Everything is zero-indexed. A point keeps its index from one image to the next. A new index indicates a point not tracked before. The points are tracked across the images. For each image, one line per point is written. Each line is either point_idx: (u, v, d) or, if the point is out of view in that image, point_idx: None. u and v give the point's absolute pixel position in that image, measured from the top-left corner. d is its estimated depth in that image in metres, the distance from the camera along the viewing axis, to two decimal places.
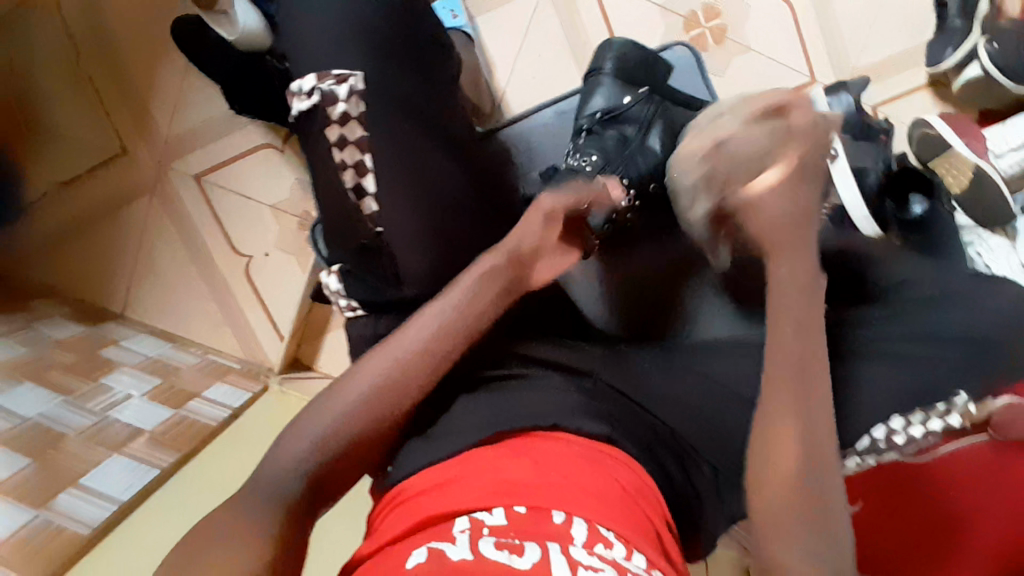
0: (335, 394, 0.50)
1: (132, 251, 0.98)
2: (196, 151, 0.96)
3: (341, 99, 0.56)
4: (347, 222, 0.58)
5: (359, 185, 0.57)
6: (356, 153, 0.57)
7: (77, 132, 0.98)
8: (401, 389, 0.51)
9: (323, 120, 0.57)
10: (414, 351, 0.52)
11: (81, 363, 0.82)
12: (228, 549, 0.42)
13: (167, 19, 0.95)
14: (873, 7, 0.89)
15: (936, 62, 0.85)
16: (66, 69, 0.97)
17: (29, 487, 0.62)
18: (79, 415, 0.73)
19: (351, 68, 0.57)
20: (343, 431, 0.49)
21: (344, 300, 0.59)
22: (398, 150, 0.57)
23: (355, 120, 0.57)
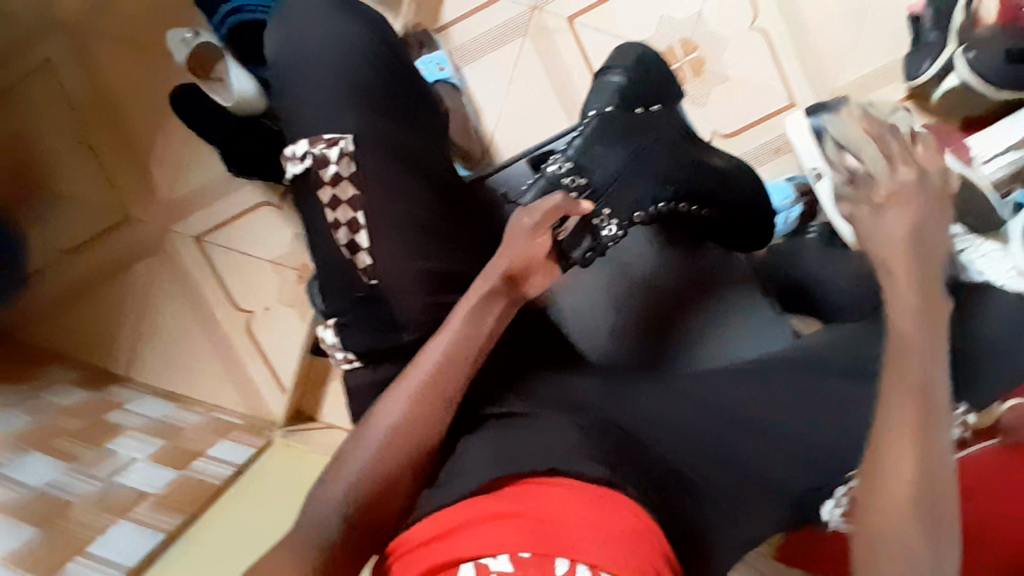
0: (357, 439, 0.54)
1: (135, 312, 0.99)
2: (194, 211, 0.98)
3: (332, 161, 0.57)
4: (340, 275, 0.58)
5: (353, 241, 0.58)
6: (349, 212, 0.58)
7: (79, 199, 1.00)
8: (417, 421, 0.54)
9: (315, 181, 0.57)
10: (422, 385, 0.54)
11: (87, 428, 0.82)
12: None
13: (162, 88, 0.97)
14: (848, 29, 0.90)
15: (914, 75, 0.85)
16: (66, 141, 1.00)
17: (38, 557, 0.62)
18: (85, 481, 0.73)
19: (341, 130, 0.58)
20: (367, 470, 0.52)
21: (340, 353, 0.59)
22: (387, 198, 0.58)
23: (347, 180, 0.57)
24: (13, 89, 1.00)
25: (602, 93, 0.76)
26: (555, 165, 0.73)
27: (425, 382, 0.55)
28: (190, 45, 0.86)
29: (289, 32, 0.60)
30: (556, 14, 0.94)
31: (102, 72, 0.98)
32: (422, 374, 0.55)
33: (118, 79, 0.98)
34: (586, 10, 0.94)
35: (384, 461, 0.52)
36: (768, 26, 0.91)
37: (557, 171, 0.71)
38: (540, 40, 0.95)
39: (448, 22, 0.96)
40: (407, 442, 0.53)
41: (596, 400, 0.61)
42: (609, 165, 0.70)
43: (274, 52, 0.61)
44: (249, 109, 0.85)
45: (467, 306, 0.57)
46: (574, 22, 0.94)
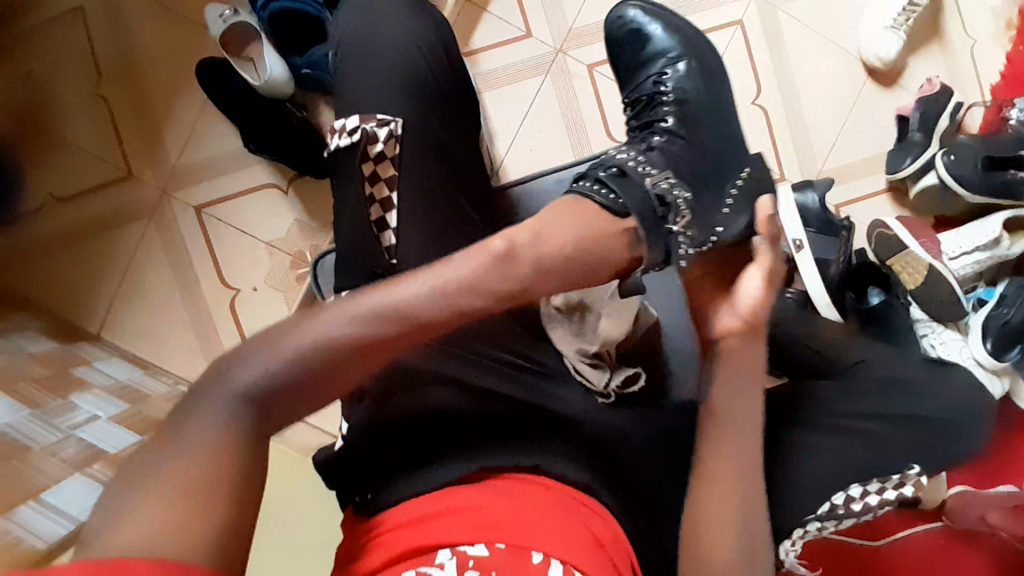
0: (289, 329, 0.45)
1: (121, 271, 0.94)
2: (204, 181, 0.93)
3: (379, 140, 0.59)
4: (365, 250, 0.58)
5: (382, 218, 0.59)
6: (386, 190, 0.59)
7: (89, 145, 0.94)
8: (332, 372, 0.44)
9: (360, 157, 0.59)
10: (376, 318, 0.46)
11: (51, 380, 0.79)
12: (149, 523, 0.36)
13: (183, 46, 0.93)
14: (839, 120, 1.02)
15: (896, 168, 0.96)
16: (83, 85, 0.94)
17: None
18: (43, 430, 0.71)
19: (392, 114, 0.60)
20: (279, 368, 0.43)
21: None
22: (422, 187, 0.59)
23: (389, 160, 0.59)
24: (15, 36, 0.95)
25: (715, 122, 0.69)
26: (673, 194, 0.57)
27: (361, 337, 0.45)
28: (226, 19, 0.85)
29: (363, 19, 0.63)
30: (579, 60, 1.00)
31: (119, 19, 0.94)
32: (357, 326, 0.45)
33: (138, 35, 0.94)
34: (608, 61, 1.00)
35: (289, 385, 0.44)
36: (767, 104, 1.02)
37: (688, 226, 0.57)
38: (561, 80, 1.00)
39: (478, 48, 1.01)
40: (321, 372, 0.44)
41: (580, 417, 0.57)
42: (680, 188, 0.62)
43: (342, 34, 0.63)
44: (274, 92, 0.84)
45: (445, 285, 0.47)
46: (593, 69, 1.00)
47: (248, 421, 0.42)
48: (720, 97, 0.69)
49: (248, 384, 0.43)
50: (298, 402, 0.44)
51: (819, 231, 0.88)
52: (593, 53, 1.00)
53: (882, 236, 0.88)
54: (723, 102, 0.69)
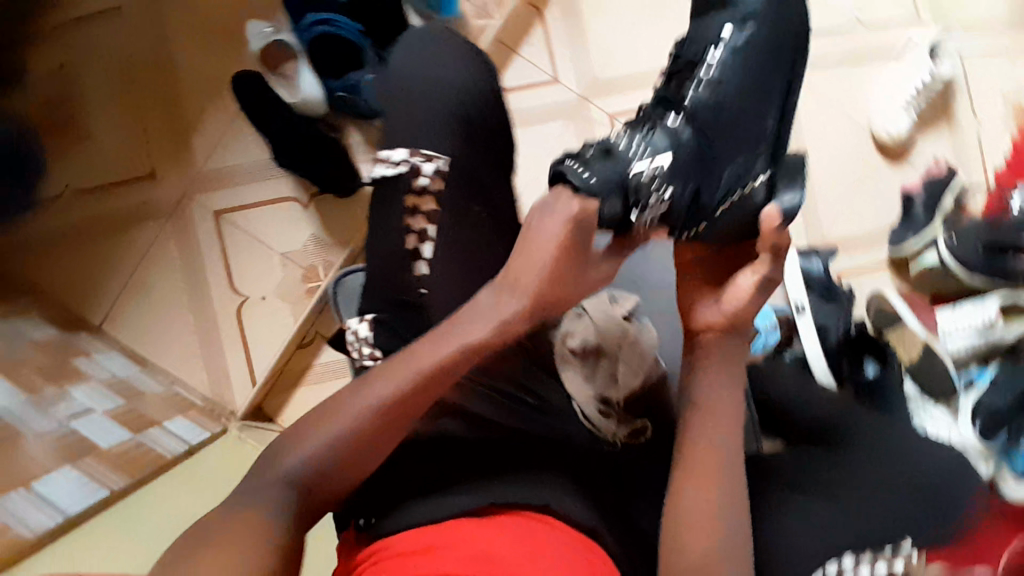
0: (319, 419, 0.47)
1: (130, 269, 0.94)
2: (226, 187, 0.94)
3: (426, 174, 0.60)
4: (397, 275, 0.59)
5: (417, 248, 0.60)
6: (421, 222, 0.60)
7: (115, 141, 0.95)
8: (365, 447, 0.47)
9: (405, 188, 0.60)
10: (400, 387, 0.47)
11: (51, 368, 0.79)
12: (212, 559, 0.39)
13: (219, 54, 0.95)
14: (848, 192, 1.05)
15: (898, 243, 1.01)
16: (119, 83, 0.96)
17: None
18: (39, 418, 0.70)
19: (439, 150, 0.61)
20: (314, 454, 0.46)
21: (367, 350, 0.58)
22: (459, 222, 0.61)
23: (431, 194, 0.60)
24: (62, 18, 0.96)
25: (772, 113, 0.62)
26: (652, 168, 0.55)
27: (385, 406, 0.47)
28: (268, 36, 0.90)
29: (414, 50, 0.64)
30: (602, 108, 1.03)
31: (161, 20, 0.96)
32: (380, 397, 0.47)
33: (176, 38, 0.96)
34: (630, 112, 1.03)
35: (331, 461, 0.46)
36: None
37: (660, 200, 0.54)
38: (583, 126, 1.03)
39: (509, 88, 1.03)
40: (357, 446, 0.46)
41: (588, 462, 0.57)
42: (693, 158, 0.58)
43: (392, 67, 0.65)
44: (308, 110, 0.90)
45: (463, 335, 0.49)
46: (614, 119, 1.03)
47: (300, 492, 0.45)
48: (771, 77, 0.63)
49: (291, 473, 0.45)
50: (347, 469, 0.47)
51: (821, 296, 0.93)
52: (617, 103, 1.03)
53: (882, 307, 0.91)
54: (772, 85, 0.63)
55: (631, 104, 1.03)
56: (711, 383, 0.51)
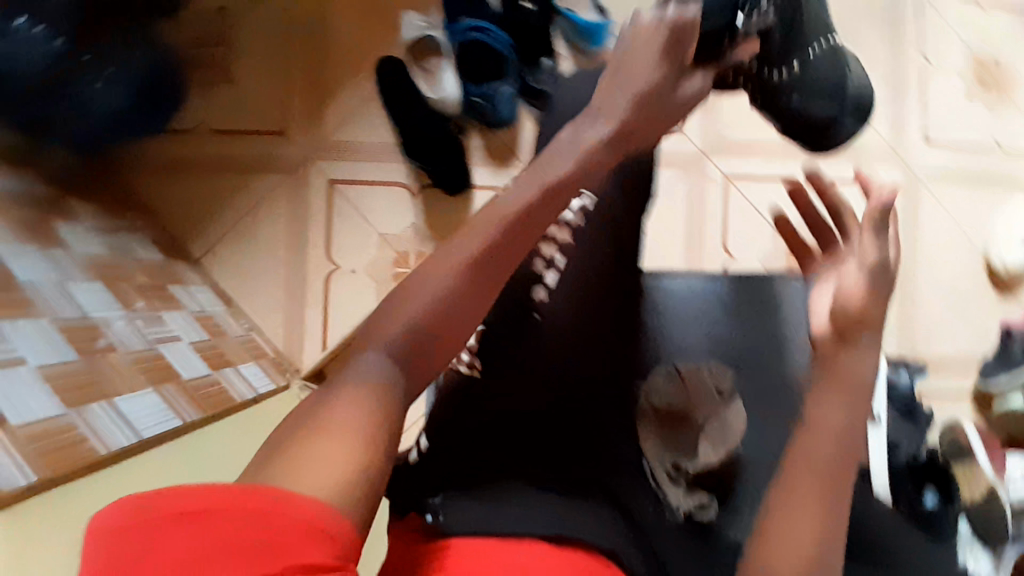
0: (410, 287, 0.48)
1: (240, 213, 0.98)
2: (347, 160, 0.97)
3: (572, 210, 0.64)
4: (517, 296, 0.64)
5: (541, 273, 0.64)
6: (552, 248, 0.64)
7: (256, 92, 0.99)
8: (469, 297, 0.48)
9: (549, 215, 0.65)
10: (493, 231, 0.49)
11: (151, 290, 0.82)
12: (309, 464, 0.35)
13: (370, 34, 0.99)
14: (947, 312, 1.06)
15: (987, 377, 1.01)
16: (272, 36, 0.99)
17: (74, 374, 0.62)
18: (133, 336, 0.73)
19: (590, 191, 0.65)
20: (410, 321, 0.46)
21: (467, 356, 0.62)
22: (587, 261, 0.65)
23: (568, 227, 0.65)
24: None
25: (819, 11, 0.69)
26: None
27: (478, 252, 0.48)
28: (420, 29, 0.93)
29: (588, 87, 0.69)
30: (719, 168, 1.03)
31: None
32: (473, 245, 0.49)
33: (335, 10, 0.99)
34: (747, 177, 1.02)
35: (429, 319, 0.47)
36: None
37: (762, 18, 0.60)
38: (696, 182, 1.03)
39: None
40: (455, 297, 0.48)
41: (648, 522, 0.57)
42: None
43: (565, 100, 0.71)
44: (443, 108, 0.93)
45: (549, 174, 0.52)
46: (729, 181, 1.03)
47: (407, 352, 0.46)
48: None
49: (384, 348, 0.45)
50: (449, 324, 0.47)
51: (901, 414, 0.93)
52: (735, 167, 1.03)
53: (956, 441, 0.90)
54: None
55: (750, 171, 1.02)
56: (823, 404, 0.48)
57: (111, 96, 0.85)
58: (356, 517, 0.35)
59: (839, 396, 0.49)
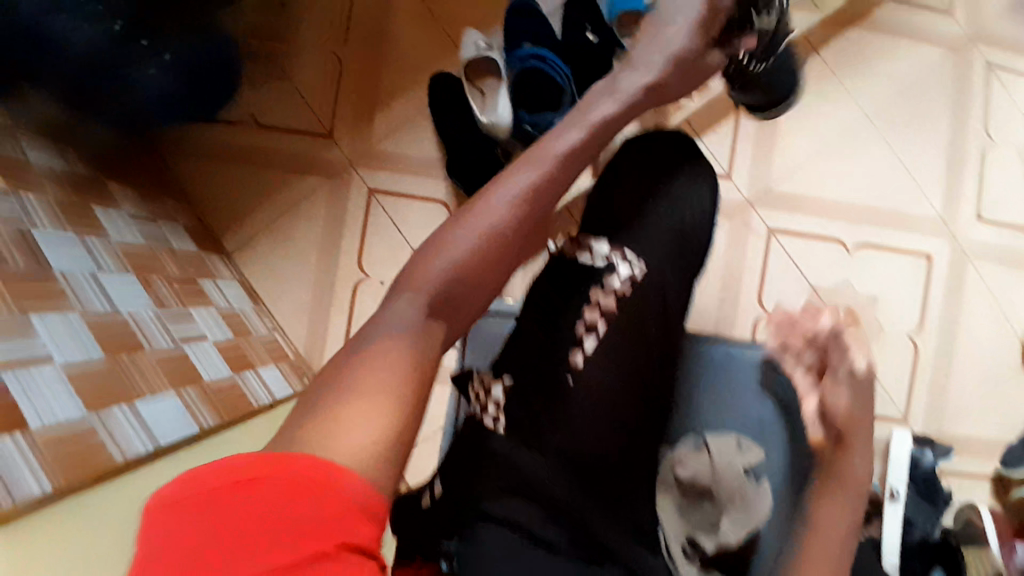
0: (435, 251, 0.54)
1: (276, 211, 0.97)
2: (390, 171, 0.97)
3: (621, 276, 0.60)
4: (553, 359, 0.59)
5: (581, 337, 0.59)
6: (595, 314, 0.60)
7: (308, 92, 0.98)
8: (490, 254, 0.54)
9: (595, 278, 0.61)
10: (513, 201, 0.56)
11: (183, 285, 0.81)
12: (356, 428, 0.40)
13: (427, 48, 0.98)
14: (978, 394, 1.04)
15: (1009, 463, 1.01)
16: (330, 37, 0.98)
17: (97, 380, 0.59)
18: (161, 334, 0.72)
19: (641, 258, 0.62)
20: (439, 277, 0.52)
21: (493, 412, 0.56)
22: (634, 332, 0.60)
23: (615, 292, 0.60)
24: None
25: None
26: None
27: (501, 219, 0.55)
28: (479, 49, 0.93)
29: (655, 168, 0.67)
30: (764, 220, 1.00)
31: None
32: (494, 213, 0.55)
33: (396, 17, 0.98)
34: (791, 233, 1.00)
35: (455, 276, 0.53)
36: (920, 342, 1.02)
37: None
38: (739, 230, 1.00)
39: None
40: (483, 256, 0.54)
41: None
42: None
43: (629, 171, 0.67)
44: (494, 134, 0.90)
45: (551, 155, 0.60)
46: (774, 235, 1.00)
47: (436, 309, 0.51)
48: None
49: (415, 305, 0.50)
50: (471, 279, 0.53)
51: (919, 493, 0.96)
52: (781, 220, 1.00)
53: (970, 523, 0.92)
54: None
55: (794, 227, 1.00)
56: (828, 514, 0.56)
57: (151, 85, 0.82)
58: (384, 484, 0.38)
59: (830, 502, 0.57)
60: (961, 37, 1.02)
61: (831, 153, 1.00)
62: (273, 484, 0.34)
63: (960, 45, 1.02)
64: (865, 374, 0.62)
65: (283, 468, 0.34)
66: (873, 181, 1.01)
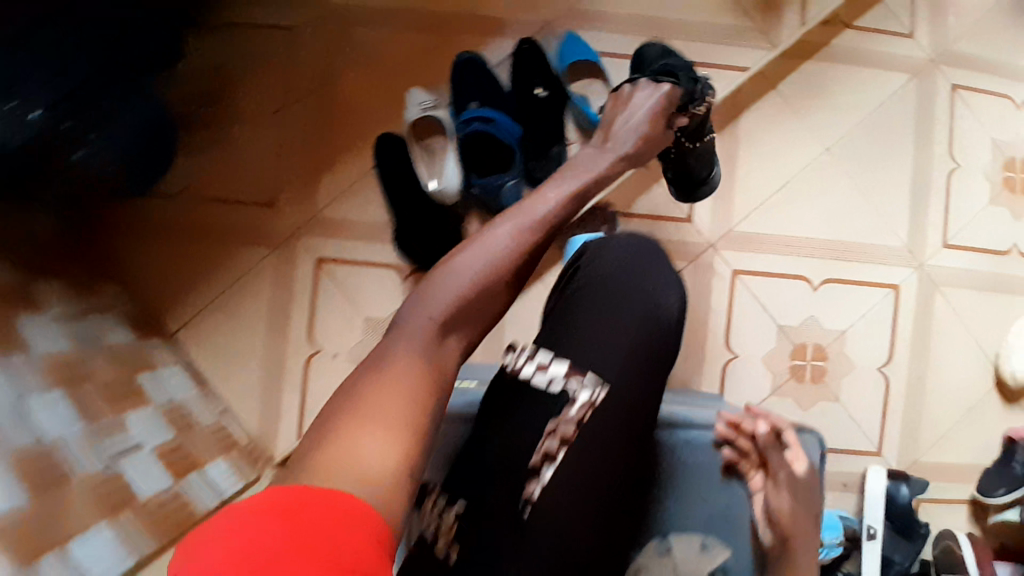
0: (455, 266, 0.56)
1: (221, 286, 0.93)
2: (338, 238, 0.93)
3: (578, 403, 0.55)
4: (504, 492, 0.54)
5: (538, 469, 0.54)
6: (554, 443, 0.55)
7: (248, 157, 0.94)
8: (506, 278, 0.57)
9: (552, 403, 0.56)
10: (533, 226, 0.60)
11: (116, 389, 0.78)
12: (362, 458, 0.43)
13: (371, 108, 0.94)
14: (955, 421, 1.02)
15: (987, 491, 0.99)
16: (268, 100, 0.94)
17: (26, 532, 0.64)
18: (88, 460, 0.72)
19: (602, 379, 0.56)
20: (458, 293, 0.55)
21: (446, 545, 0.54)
22: (592, 460, 0.55)
23: (571, 421, 0.55)
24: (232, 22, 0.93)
25: None
26: None
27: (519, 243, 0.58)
28: (424, 108, 0.89)
29: (615, 267, 0.61)
30: (727, 261, 0.98)
31: (328, 55, 0.94)
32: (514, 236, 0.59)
33: (337, 76, 0.94)
34: (755, 272, 0.98)
35: (473, 295, 0.55)
36: (891, 374, 1.00)
37: None
38: (701, 273, 0.98)
39: (636, 212, 0.97)
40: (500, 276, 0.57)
41: None
42: None
43: (587, 274, 0.61)
44: (442, 200, 0.88)
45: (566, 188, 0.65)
46: (737, 275, 0.98)
47: (449, 328, 0.54)
48: None
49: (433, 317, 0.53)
50: (487, 301, 0.56)
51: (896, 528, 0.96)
52: (745, 260, 0.98)
53: (949, 551, 0.94)
54: None
55: (758, 265, 0.98)
56: None
57: (96, 160, 0.82)
58: (394, 509, 0.41)
59: None
60: (923, 61, 0.99)
61: (793, 188, 0.98)
62: (315, 517, 0.35)
63: (923, 69, 0.99)
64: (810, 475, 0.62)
65: (321, 510, 0.36)
66: (836, 214, 0.98)
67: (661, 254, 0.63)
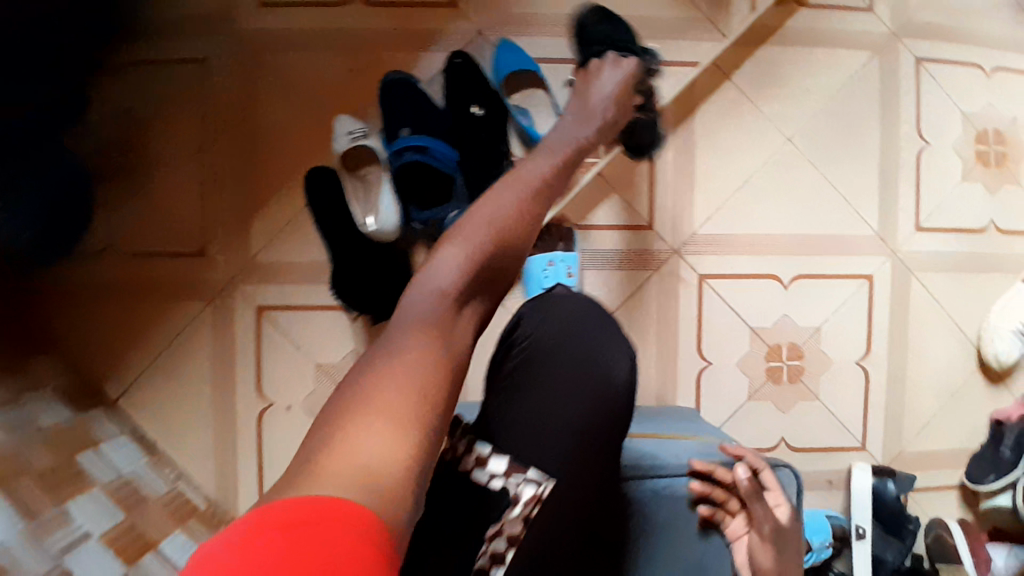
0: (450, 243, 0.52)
1: (162, 345, 0.87)
2: (278, 284, 0.87)
3: (523, 500, 0.50)
4: None
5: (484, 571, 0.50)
6: (501, 544, 0.50)
7: (174, 204, 0.87)
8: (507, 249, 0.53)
9: (494, 499, 0.51)
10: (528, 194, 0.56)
11: (54, 476, 0.72)
12: (364, 451, 0.37)
13: (298, 142, 0.87)
14: (938, 409, 0.99)
15: (977, 479, 0.96)
16: (187, 141, 0.87)
17: None
18: (34, 560, 0.63)
19: (546, 471, 0.52)
20: (458, 266, 0.50)
21: None
22: None
23: (517, 519, 0.50)
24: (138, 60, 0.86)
25: None
26: None
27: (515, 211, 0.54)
28: (354, 138, 0.82)
29: (560, 333, 0.57)
30: (693, 267, 0.93)
31: (245, 88, 0.87)
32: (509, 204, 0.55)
33: (257, 111, 0.87)
34: (722, 276, 0.93)
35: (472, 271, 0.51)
36: (871, 368, 0.97)
37: None
38: (667, 281, 0.93)
39: (594, 223, 0.91)
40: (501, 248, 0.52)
41: None
42: None
43: (530, 338, 0.57)
44: (381, 236, 0.82)
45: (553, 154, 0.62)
46: (704, 282, 0.93)
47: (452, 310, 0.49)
48: None
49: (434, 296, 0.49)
50: (486, 278, 0.52)
51: (884, 526, 0.93)
52: (709, 265, 0.93)
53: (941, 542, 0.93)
54: None
55: (724, 269, 0.93)
56: None
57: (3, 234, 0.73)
58: (401, 512, 0.35)
59: None
60: (884, 37, 0.93)
61: (755, 185, 0.93)
62: (312, 521, 0.30)
63: (884, 45, 0.93)
64: (789, 523, 0.61)
65: (318, 511, 0.31)
66: (802, 208, 0.93)
67: (609, 322, 0.60)
